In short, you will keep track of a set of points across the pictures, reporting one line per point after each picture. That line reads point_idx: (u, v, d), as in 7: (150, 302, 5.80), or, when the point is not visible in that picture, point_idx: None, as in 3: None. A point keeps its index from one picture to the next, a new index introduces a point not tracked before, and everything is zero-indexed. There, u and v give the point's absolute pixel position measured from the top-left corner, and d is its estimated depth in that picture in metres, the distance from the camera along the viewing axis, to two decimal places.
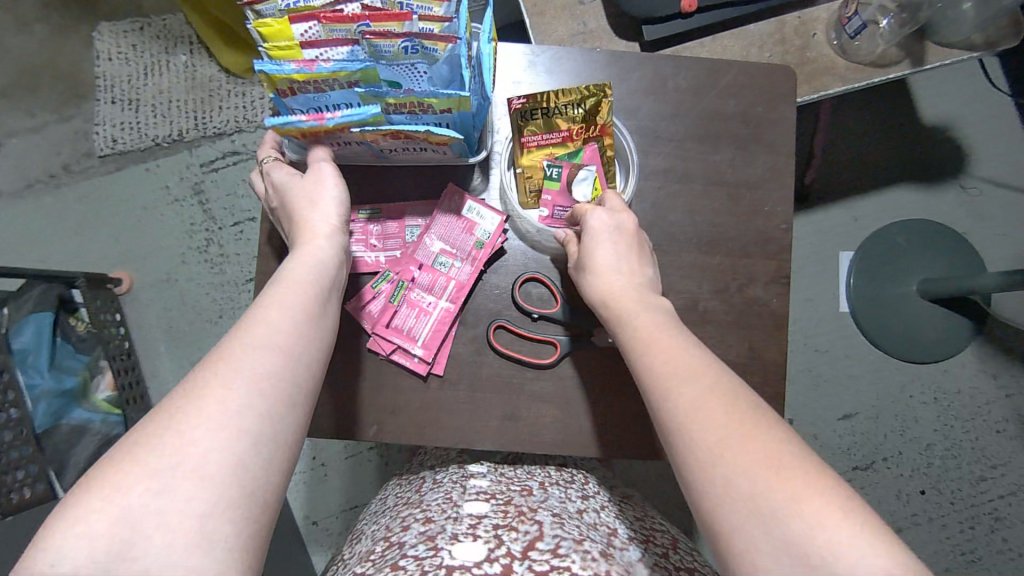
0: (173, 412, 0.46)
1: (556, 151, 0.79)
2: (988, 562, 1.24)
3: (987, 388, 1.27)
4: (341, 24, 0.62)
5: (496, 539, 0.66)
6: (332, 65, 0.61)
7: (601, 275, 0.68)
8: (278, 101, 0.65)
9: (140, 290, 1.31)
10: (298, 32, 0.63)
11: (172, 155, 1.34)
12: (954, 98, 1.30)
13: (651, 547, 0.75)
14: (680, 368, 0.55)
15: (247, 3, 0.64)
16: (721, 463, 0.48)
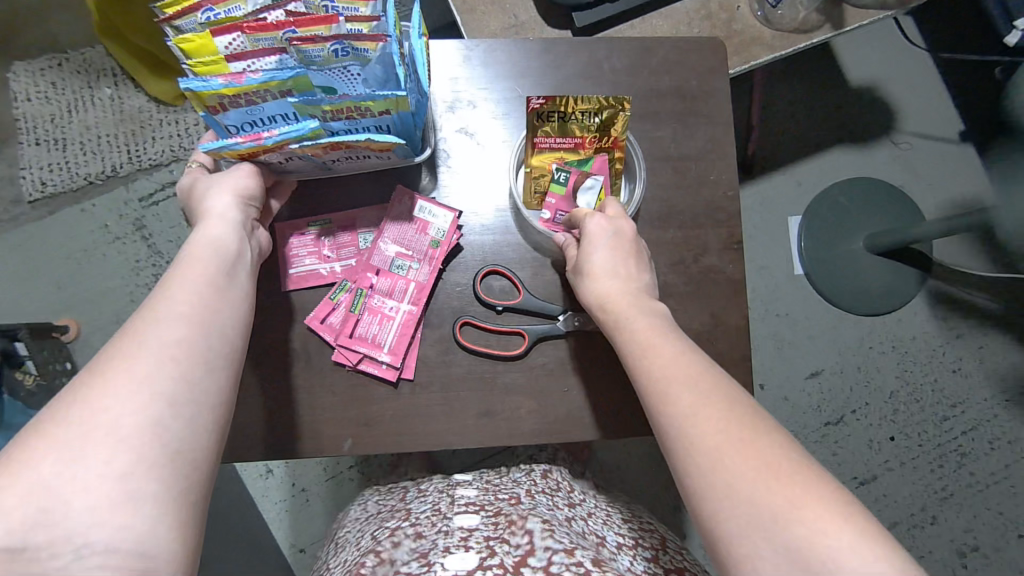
0: (80, 389, 0.43)
1: (566, 156, 0.68)
2: (960, 497, 1.26)
3: (939, 331, 1.30)
4: (265, 32, 0.57)
5: (489, 549, 0.55)
6: (262, 76, 0.57)
7: (593, 276, 0.62)
8: (208, 118, 0.60)
9: (88, 335, 1.25)
10: (222, 45, 0.58)
11: (107, 192, 1.28)
12: (874, 58, 1.34)
13: (640, 554, 0.67)
14: (674, 360, 0.54)
15: (164, 20, 0.59)
16: (712, 449, 0.46)
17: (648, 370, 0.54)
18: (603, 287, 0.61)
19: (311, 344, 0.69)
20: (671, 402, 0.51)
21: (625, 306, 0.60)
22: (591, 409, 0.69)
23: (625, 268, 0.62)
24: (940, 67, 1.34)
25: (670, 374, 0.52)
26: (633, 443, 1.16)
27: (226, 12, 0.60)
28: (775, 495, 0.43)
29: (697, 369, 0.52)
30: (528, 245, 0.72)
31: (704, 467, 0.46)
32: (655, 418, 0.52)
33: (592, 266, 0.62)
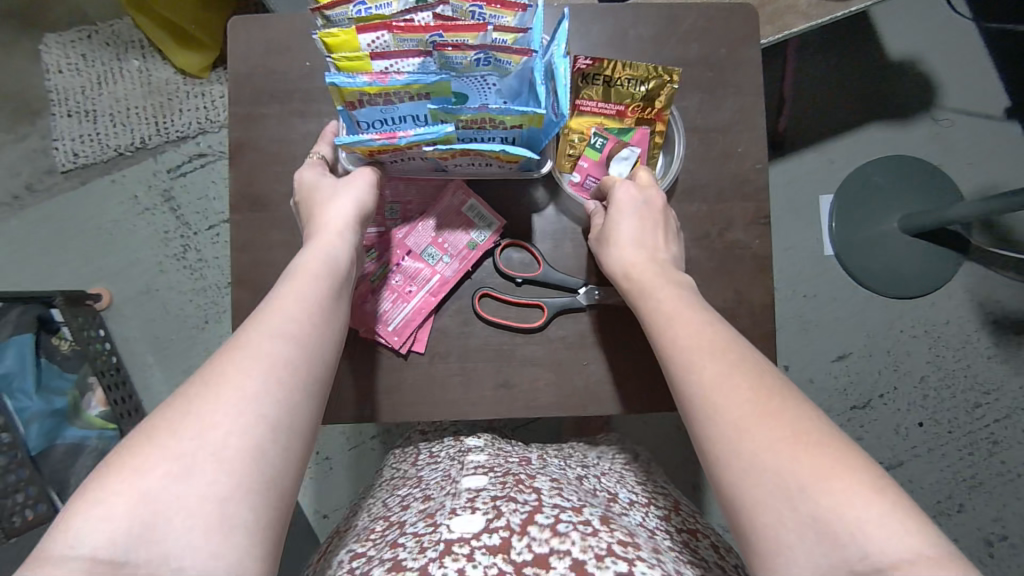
0: (193, 398, 0.44)
1: (606, 122, 0.66)
2: (989, 485, 1.23)
3: (974, 316, 1.26)
4: (412, 33, 0.49)
5: (495, 509, 0.54)
6: (406, 76, 0.48)
7: (622, 247, 0.61)
8: (340, 114, 0.51)
9: (120, 303, 1.28)
10: (365, 42, 0.50)
11: (136, 164, 1.30)
12: (915, 30, 1.28)
13: (651, 511, 0.68)
14: (699, 331, 0.53)
15: (315, 8, 0.51)
16: (739, 422, 0.46)
17: (671, 341, 0.53)
18: (632, 258, 0.61)
19: None
20: (699, 373, 0.50)
21: (650, 277, 0.59)
22: (609, 383, 0.68)
23: (655, 241, 0.62)
24: (986, 40, 1.28)
25: (694, 346, 0.52)
26: (653, 422, 1.16)
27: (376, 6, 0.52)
28: (801, 465, 0.42)
29: (719, 339, 0.52)
30: (556, 209, 0.70)
31: (729, 435, 0.46)
32: (678, 389, 0.51)
33: (620, 234, 0.62)
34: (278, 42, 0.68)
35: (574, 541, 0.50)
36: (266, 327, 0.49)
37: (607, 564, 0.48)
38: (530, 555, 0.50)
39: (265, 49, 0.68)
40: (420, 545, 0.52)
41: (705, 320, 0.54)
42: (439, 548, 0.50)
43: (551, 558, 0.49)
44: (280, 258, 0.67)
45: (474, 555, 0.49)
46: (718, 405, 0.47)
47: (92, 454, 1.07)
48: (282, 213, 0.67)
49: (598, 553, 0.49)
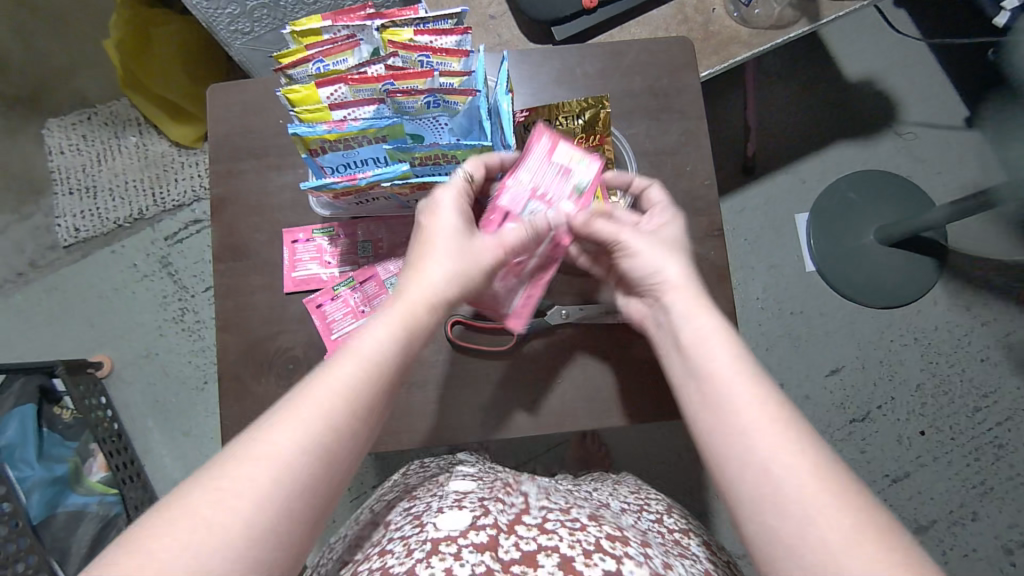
0: (224, 476, 0.42)
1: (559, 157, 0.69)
2: (1001, 491, 1.21)
3: (963, 320, 1.26)
4: (366, 84, 0.54)
5: (482, 507, 0.55)
6: (362, 122, 0.53)
7: (671, 289, 0.56)
8: (307, 161, 0.56)
9: (121, 369, 1.31)
10: (325, 95, 0.55)
11: (134, 233, 1.35)
12: (871, 50, 1.32)
13: (644, 515, 0.67)
14: (758, 389, 0.48)
15: (279, 69, 0.56)
16: (794, 499, 0.43)
17: (726, 392, 0.48)
18: (682, 300, 0.55)
19: (312, 352, 0.69)
20: (753, 438, 0.46)
21: (704, 321, 0.53)
22: (582, 398, 0.70)
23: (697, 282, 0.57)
24: (939, 55, 1.32)
25: (754, 406, 0.47)
26: (653, 449, 1.14)
27: (335, 63, 0.57)
28: (852, 561, 0.40)
29: (770, 401, 0.47)
30: None
31: (770, 497, 0.44)
32: (722, 440, 0.47)
33: (671, 276, 0.56)
34: (253, 102, 0.73)
35: (561, 537, 0.51)
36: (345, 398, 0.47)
37: (595, 561, 0.49)
38: (518, 554, 0.50)
39: (241, 111, 0.73)
40: (408, 545, 0.51)
41: (760, 375, 0.49)
42: (427, 550, 0.49)
43: (539, 556, 0.50)
44: (261, 302, 0.70)
45: (462, 555, 0.49)
46: (774, 474, 0.44)
47: (94, 518, 1.08)
48: (262, 258, 0.71)
49: (585, 550, 0.50)
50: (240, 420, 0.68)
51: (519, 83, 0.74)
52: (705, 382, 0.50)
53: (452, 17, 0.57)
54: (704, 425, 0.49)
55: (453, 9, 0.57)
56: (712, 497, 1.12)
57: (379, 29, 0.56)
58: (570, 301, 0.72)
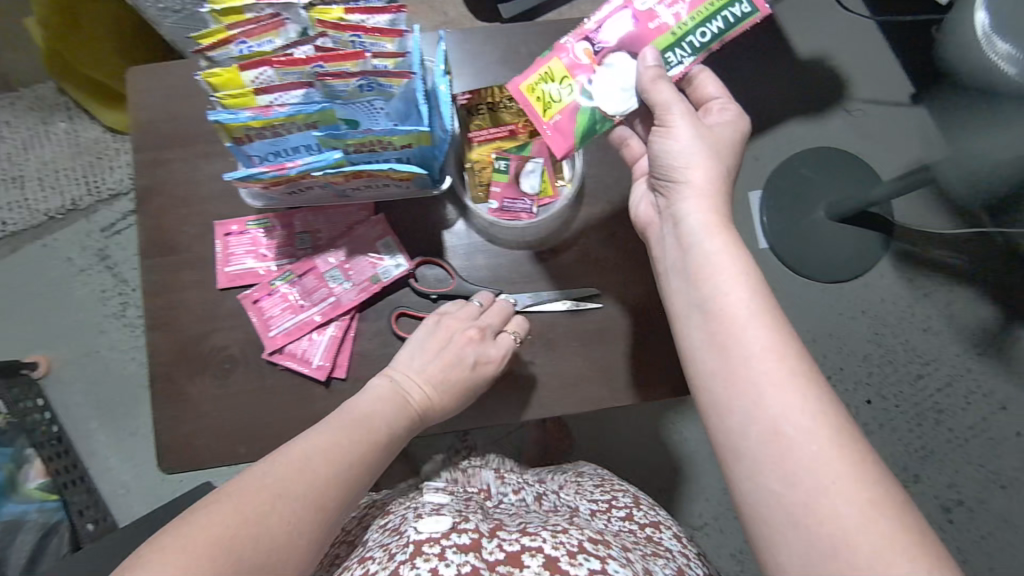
0: (271, 462, 0.53)
1: (679, 23, 0.61)
2: (940, 454, 1.24)
3: (908, 293, 1.28)
4: (294, 66, 0.50)
5: (462, 515, 0.58)
6: (288, 109, 0.50)
7: (692, 198, 0.57)
8: (233, 150, 0.53)
9: (60, 369, 1.24)
10: (250, 79, 0.51)
11: (67, 226, 1.27)
12: (820, 29, 1.33)
13: (613, 513, 0.68)
14: (776, 346, 0.48)
15: (197, 50, 0.52)
16: (807, 464, 0.44)
17: (742, 339, 0.49)
18: (698, 220, 0.56)
19: (249, 350, 0.66)
20: (766, 395, 0.47)
21: (719, 257, 0.53)
22: (533, 388, 0.68)
23: (719, 198, 0.57)
24: (885, 32, 1.33)
25: (768, 359, 0.48)
26: (614, 432, 1.14)
27: (259, 45, 0.54)
28: (862, 539, 0.41)
29: (792, 358, 0.48)
30: (484, 237, 0.70)
31: (774, 459, 0.45)
32: (728, 389, 0.49)
33: (697, 181, 0.57)
34: (178, 87, 0.68)
35: (544, 539, 0.53)
36: (358, 428, 0.58)
37: (580, 561, 0.50)
38: (502, 554, 0.52)
39: (165, 96, 0.68)
40: (389, 550, 0.53)
41: (780, 326, 0.49)
42: (410, 551, 0.51)
43: (523, 556, 0.51)
44: (194, 299, 0.67)
45: (446, 555, 0.50)
46: (785, 436, 0.45)
47: (34, 528, 1.02)
48: (193, 253, 0.67)
49: (570, 550, 0.51)
50: (175, 423, 0.65)
51: (460, 64, 0.71)
52: (718, 325, 0.51)
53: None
54: (710, 368, 0.50)
55: None
56: (670, 474, 1.13)
57: (308, 9, 0.52)
58: (518, 288, 0.70)
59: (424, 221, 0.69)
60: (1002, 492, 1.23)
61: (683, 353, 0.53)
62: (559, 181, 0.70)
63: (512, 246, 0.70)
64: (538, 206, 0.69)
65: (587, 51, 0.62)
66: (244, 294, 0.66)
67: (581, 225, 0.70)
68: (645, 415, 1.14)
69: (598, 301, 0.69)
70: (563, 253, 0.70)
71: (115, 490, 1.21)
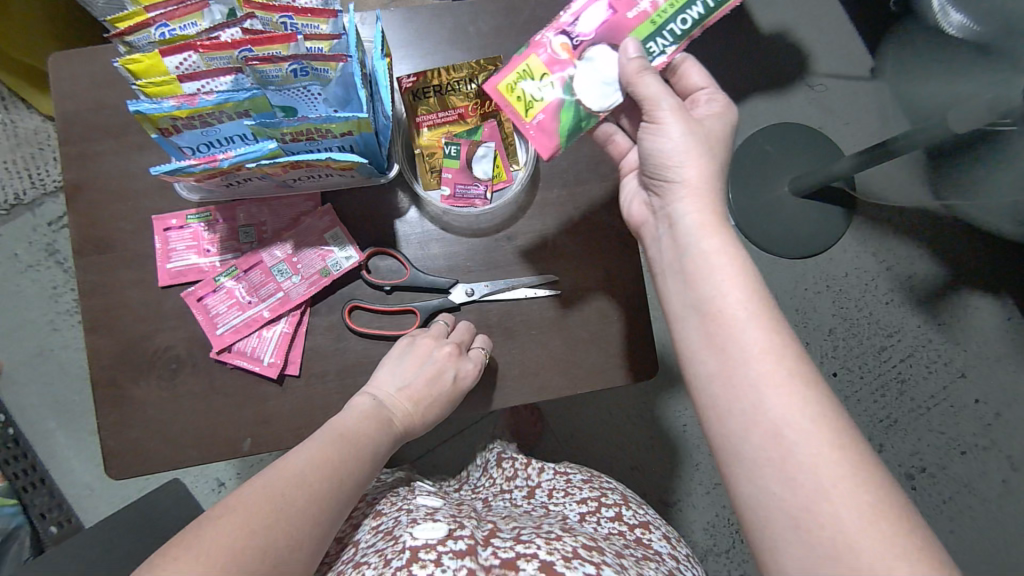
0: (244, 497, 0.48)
1: (657, 10, 0.57)
2: (904, 424, 1.28)
3: (870, 266, 1.30)
4: (220, 51, 0.47)
5: (456, 521, 0.57)
6: (215, 96, 0.47)
7: (688, 197, 0.55)
8: (160, 141, 0.50)
9: (11, 370, 1.20)
10: (172, 65, 0.48)
11: (10, 221, 1.21)
12: (780, 3, 1.32)
13: (602, 515, 0.68)
14: (771, 348, 0.47)
15: (113, 36, 0.49)
16: (806, 465, 0.44)
17: (738, 341, 0.48)
18: (694, 220, 0.54)
19: (196, 349, 0.64)
20: (765, 396, 0.46)
21: (714, 258, 0.52)
22: (492, 378, 0.67)
23: (714, 194, 0.55)
24: (844, 5, 1.32)
25: (765, 361, 0.47)
26: (584, 414, 1.14)
27: (182, 28, 0.51)
28: (861, 541, 0.41)
29: (788, 358, 0.47)
30: (438, 225, 0.68)
31: (775, 462, 0.45)
32: (726, 391, 0.48)
33: (691, 180, 0.55)
34: (105, 75, 0.65)
35: (540, 545, 0.52)
36: (337, 445, 0.55)
37: (575, 564, 0.50)
38: (496, 560, 0.51)
39: (91, 84, 0.64)
40: (384, 556, 0.52)
41: (774, 325, 0.48)
42: (406, 557, 0.50)
43: (519, 561, 0.50)
44: (134, 298, 0.64)
45: (443, 561, 0.50)
46: (784, 439, 0.45)
47: None
48: (131, 250, 0.64)
49: (565, 555, 0.51)
50: (120, 428, 0.63)
51: (404, 45, 0.68)
52: (715, 326, 0.50)
53: None
54: (706, 370, 0.49)
55: None
56: (642, 454, 1.13)
57: None
58: (474, 277, 0.68)
59: (374, 209, 0.67)
60: (963, 457, 1.26)
61: (680, 353, 0.52)
62: (514, 166, 0.69)
63: (466, 233, 0.69)
64: (492, 191, 0.68)
65: (565, 45, 0.58)
66: (188, 291, 0.64)
67: (536, 210, 0.69)
68: (614, 396, 1.14)
69: (555, 287, 0.68)
70: (519, 240, 0.69)
71: (77, 492, 1.18)
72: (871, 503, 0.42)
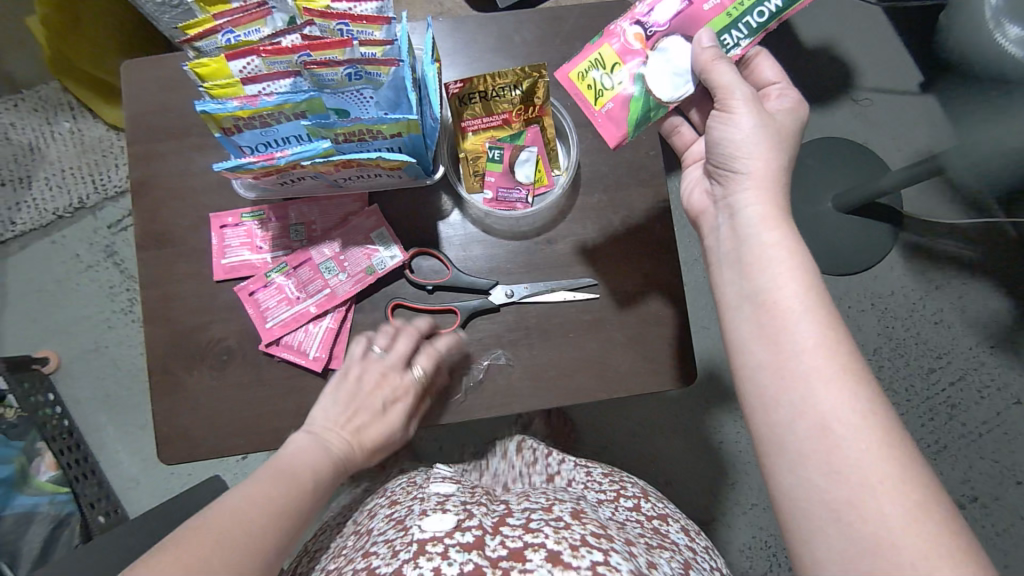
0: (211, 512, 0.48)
1: (734, 4, 0.59)
2: (954, 449, 1.23)
3: (918, 285, 1.25)
4: (281, 55, 0.50)
5: (466, 511, 0.58)
6: (276, 98, 0.50)
7: (751, 189, 0.54)
8: (222, 141, 0.53)
9: (69, 364, 1.26)
10: (237, 69, 0.52)
11: (75, 223, 1.28)
12: (825, 16, 1.30)
13: (621, 503, 0.68)
14: (831, 339, 0.47)
15: (184, 40, 0.52)
16: (853, 459, 0.43)
17: (795, 332, 0.47)
18: (756, 211, 0.53)
19: (246, 341, 0.67)
20: (815, 389, 0.45)
21: (773, 249, 0.51)
22: (528, 380, 0.68)
23: (780, 188, 0.55)
24: (892, 18, 1.30)
25: (820, 354, 0.46)
26: (618, 424, 1.13)
27: (246, 34, 0.54)
28: (901, 540, 0.40)
29: (841, 353, 0.46)
30: (479, 228, 0.70)
31: (821, 454, 0.44)
32: (775, 382, 0.47)
33: (756, 171, 0.54)
34: (170, 80, 0.69)
35: (547, 534, 0.52)
36: (299, 468, 0.55)
37: (583, 554, 0.49)
38: (504, 551, 0.51)
39: (158, 88, 0.68)
40: (393, 546, 0.53)
41: (834, 321, 0.48)
42: (414, 550, 0.50)
43: (526, 552, 0.50)
44: (190, 291, 0.67)
45: (449, 554, 0.49)
46: (832, 433, 0.44)
47: (45, 519, 1.03)
48: (188, 245, 0.67)
49: (573, 544, 0.50)
50: (173, 415, 0.66)
51: (451, 53, 0.70)
52: (769, 317, 0.49)
53: None
54: (757, 359, 0.49)
55: None
56: (678, 468, 1.12)
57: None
58: (514, 279, 0.69)
59: (418, 211, 0.69)
60: (1017, 487, 1.21)
61: (730, 343, 0.51)
62: (554, 171, 0.70)
63: (507, 236, 0.70)
64: (533, 194, 0.70)
65: (639, 35, 0.60)
66: (240, 286, 0.67)
67: (576, 214, 0.70)
68: (649, 410, 1.13)
69: (594, 290, 0.69)
70: (558, 244, 0.69)
71: (125, 483, 1.23)
72: (917, 501, 0.41)
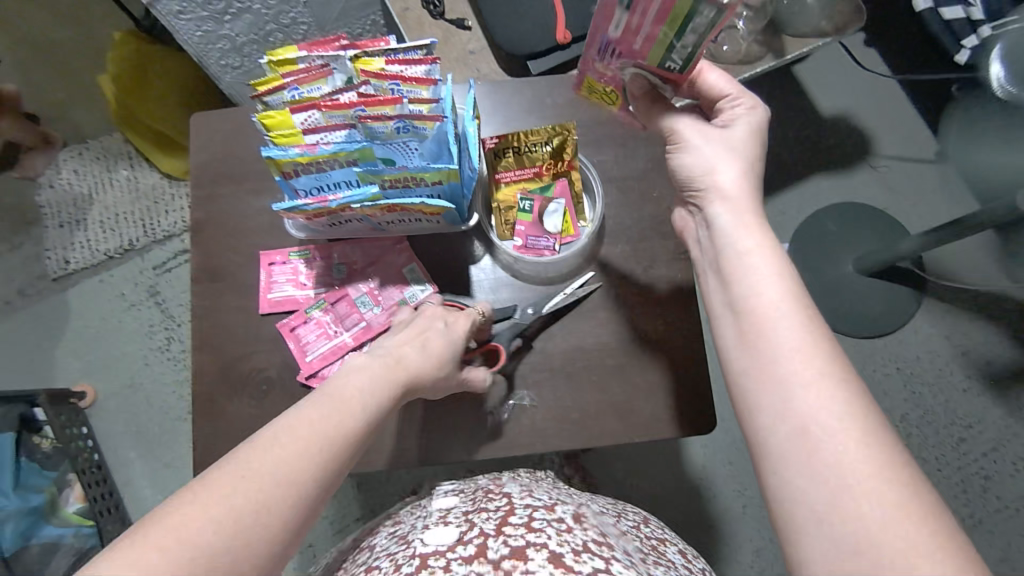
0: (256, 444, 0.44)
1: (659, 35, 0.54)
2: (990, 524, 1.18)
3: (943, 350, 1.25)
4: (339, 109, 0.57)
5: (468, 522, 0.58)
6: (333, 146, 0.56)
7: (720, 202, 0.58)
8: (281, 184, 0.59)
9: (105, 400, 1.30)
10: (299, 121, 0.58)
11: (124, 264, 1.36)
12: (844, 88, 1.36)
13: (623, 518, 0.66)
14: (808, 342, 0.48)
15: (255, 96, 0.59)
16: (832, 461, 0.43)
17: (772, 334, 0.49)
18: (726, 223, 0.56)
19: (285, 373, 0.70)
20: (796, 392, 0.46)
21: (750, 258, 0.54)
22: (551, 422, 0.70)
23: (750, 198, 0.58)
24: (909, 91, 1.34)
25: (796, 359, 0.47)
26: (639, 482, 1.11)
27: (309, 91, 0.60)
28: (883, 538, 0.40)
29: (819, 358, 0.48)
30: (509, 272, 0.74)
31: (801, 455, 0.44)
32: (758, 386, 0.48)
33: (723, 186, 0.58)
34: (233, 132, 0.75)
35: (548, 534, 0.53)
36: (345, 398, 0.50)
37: (585, 559, 0.50)
38: (506, 550, 0.51)
39: (222, 140, 0.75)
40: (396, 563, 0.53)
41: (806, 324, 0.49)
42: (417, 564, 0.51)
43: (528, 550, 0.51)
44: (236, 325, 0.71)
45: (451, 567, 0.50)
46: (812, 433, 0.45)
47: (69, 552, 1.08)
48: (238, 281, 0.72)
49: (574, 549, 0.51)
50: (211, 442, 0.69)
51: (490, 111, 0.77)
52: (750, 323, 0.51)
53: (421, 48, 0.60)
54: (738, 363, 0.50)
55: (423, 40, 0.59)
56: (702, 531, 1.10)
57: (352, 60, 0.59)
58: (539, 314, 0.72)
59: (452, 256, 0.73)
60: None
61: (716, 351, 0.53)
62: (581, 222, 0.74)
63: (534, 281, 0.74)
64: (560, 243, 0.74)
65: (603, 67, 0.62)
66: (284, 320, 0.71)
67: (601, 262, 0.73)
68: (672, 470, 1.12)
69: (618, 337, 0.71)
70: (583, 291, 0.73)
71: None
72: (897, 500, 0.41)
